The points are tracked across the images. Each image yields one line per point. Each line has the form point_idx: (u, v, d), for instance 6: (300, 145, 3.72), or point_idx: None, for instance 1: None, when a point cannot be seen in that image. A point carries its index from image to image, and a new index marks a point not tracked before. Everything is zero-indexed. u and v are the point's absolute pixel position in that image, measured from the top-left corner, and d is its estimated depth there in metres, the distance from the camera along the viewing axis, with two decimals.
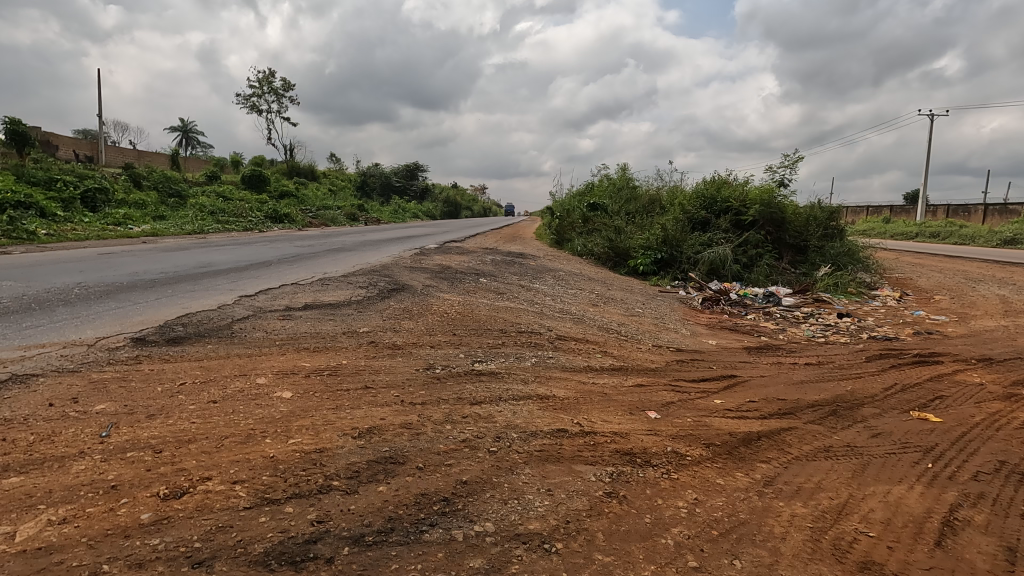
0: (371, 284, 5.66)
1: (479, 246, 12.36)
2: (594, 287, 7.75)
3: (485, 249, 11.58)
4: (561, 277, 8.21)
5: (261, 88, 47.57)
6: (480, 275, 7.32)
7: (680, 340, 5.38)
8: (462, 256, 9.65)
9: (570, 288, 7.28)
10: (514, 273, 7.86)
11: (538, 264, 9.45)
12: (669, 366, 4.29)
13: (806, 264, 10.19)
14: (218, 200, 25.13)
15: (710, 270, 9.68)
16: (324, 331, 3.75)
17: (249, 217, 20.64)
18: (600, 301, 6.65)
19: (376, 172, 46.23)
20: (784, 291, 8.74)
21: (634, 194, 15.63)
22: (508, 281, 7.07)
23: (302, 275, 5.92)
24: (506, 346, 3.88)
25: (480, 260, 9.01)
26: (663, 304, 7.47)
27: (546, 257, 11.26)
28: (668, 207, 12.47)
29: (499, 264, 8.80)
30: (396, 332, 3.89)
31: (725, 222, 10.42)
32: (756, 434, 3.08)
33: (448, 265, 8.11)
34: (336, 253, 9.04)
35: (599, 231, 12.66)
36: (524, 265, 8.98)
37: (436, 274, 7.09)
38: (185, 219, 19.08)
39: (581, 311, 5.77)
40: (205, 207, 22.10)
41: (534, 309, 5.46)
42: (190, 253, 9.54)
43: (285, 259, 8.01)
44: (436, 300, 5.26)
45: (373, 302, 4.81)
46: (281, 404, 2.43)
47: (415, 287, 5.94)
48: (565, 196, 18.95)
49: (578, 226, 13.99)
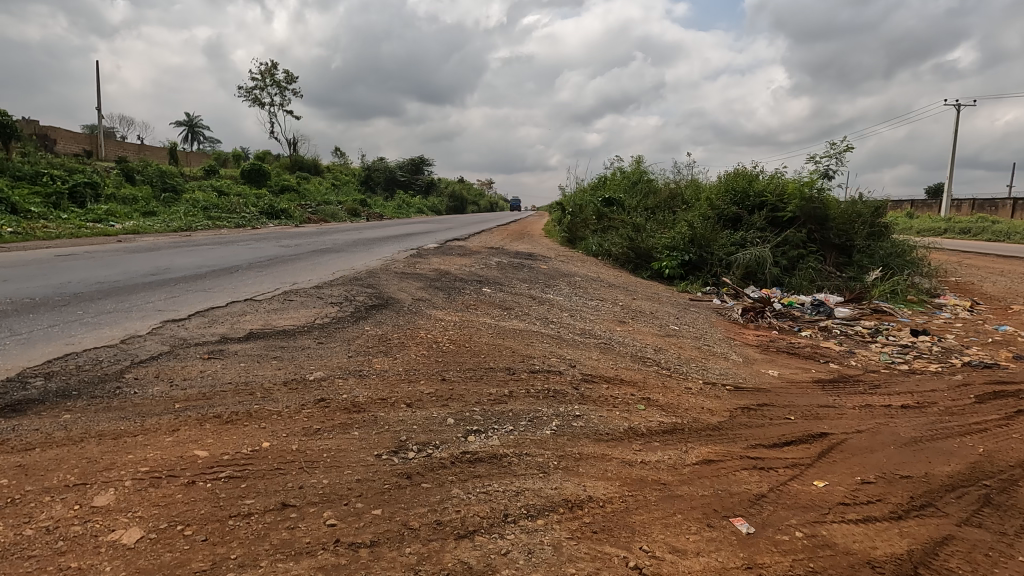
0: (346, 300, 4.55)
1: (484, 246, 11.25)
2: (616, 296, 6.66)
3: (490, 249, 10.49)
4: (576, 283, 7.12)
5: (263, 80, 46.50)
6: (482, 283, 6.22)
7: (734, 373, 4.25)
8: (465, 257, 8.55)
9: (590, 298, 6.19)
10: (523, 279, 6.78)
11: (550, 268, 8.36)
12: (736, 422, 3.15)
13: (853, 267, 9.00)
14: (214, 194, 24.23)
15: (745, 274, 8.55)
16: (256, 381, 2.64)
17: (244, 212, 19.67)
18: (628, 316, 5.53)
19: (380, 167, 45.22)
20: (834, 299, 7.60)
21: (652, 188, 14.48)
22: (516, 291, 5.98)
23: (264, 286, 4.85)
24: (514, 400, 2.78)
25: (484, 262, 7.91)
26: (699, 317, 6.36)
27: (558, 258, 10.13)
28: (693, 203, 11.32)
29: (505, 267, 7.72)
30: (361, 380, 2.78)
31: (761, 219, 9.25)
32: (908, 562, 1.96)
33: (447, 270, 7.03)
34: (321, 256, 7.98)
35: (615, 228, 11.54)
36: (534, 269, 7.86)
37: (432, 282, 6.01)
38: (175, 214, 18.12)
39: (607, 333, 4.67)
40: (197, 203, 21.09)
41: (549, 332, 4.34)
42: (159, 255, 8.50)
43: (258, 263, 6.96)
44: (425, 322, 4.13)
45: (341, 329, 3.70)
46: (109, 565, 1.35)
47: (403, 302, 4.85)
48: (577, 191, 17.74)
49: (591, 223, 12.82)
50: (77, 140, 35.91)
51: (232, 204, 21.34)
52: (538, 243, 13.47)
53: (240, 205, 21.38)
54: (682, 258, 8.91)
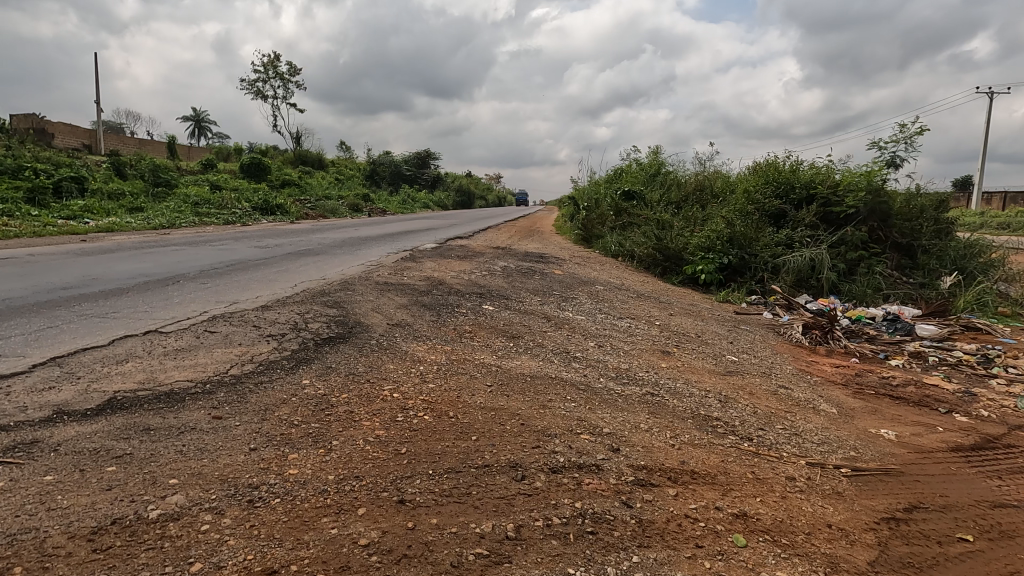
0: (292, 330, 3.31)
1: (489, 246, 10.03)
2: (649, 312, 5.42)
3: (497, 250, 9.27)
4: (598, 294, 5.89)
5: (266, 73, 45.38)
6: (484, 297, 4.98)
7: (838, 439, 2.97)
8: (465, 261, 7.32)
9: (619, 315, 4.96)
10: (535, 290, 5.54)
11: (565, 273, 7.11)
12: (897, 560, 1.88)
13: (922, 271, 7.67)
14: (210, 190, 23.21)
15: (796, 280, 7.26)
16: (39, 530, 1.40)
17: (236, 208, 18.59)
18: (671, 343, 4.27)
19: (386, 161, 44.09)
20: (910, 312, 6.31)
21: (675, 181, 13.20)
22: (527, 307, 4.75)
23: (192, 309, 3.65)
24: (524, 552, 1.54)
25: (487, 267, 6.66)
26: (755, 339, 5.09)
27: (574, 260, 8.86)
28: (725, 197, 10.02)
29: (514, 273, 6.48)
30: (248, 514, 1.54)
31: (810, 216, 7.94)
32: None
33: (443, 279, 5.81)
34: (296, 260, 6.79)
35: (637, 226, 10.26)
36: (548, 275, 6.61)
37: (421, 296, 4.78)
38: (163, 211, 17.05)
39: (651, 375, 3.42)
40: (188, 198, 19.99)
41: (574, 378, 3.09)
42: (111, 258, 7.32)
43: (214, 270, 5.76)
44: (395, 367, 2.88)
45: (264, 386, 2.46)
46: None
47: (375, 328, 3.63)
48: (590, 185, 16.43)
49: (608, 220, 11.53)
50: (75, 134, 35.05)
51: (225, 199, 20.20)
52: (549, 242, 12.20)
53: (233, 200, 20.25)
54: (720, 261, 7.60)
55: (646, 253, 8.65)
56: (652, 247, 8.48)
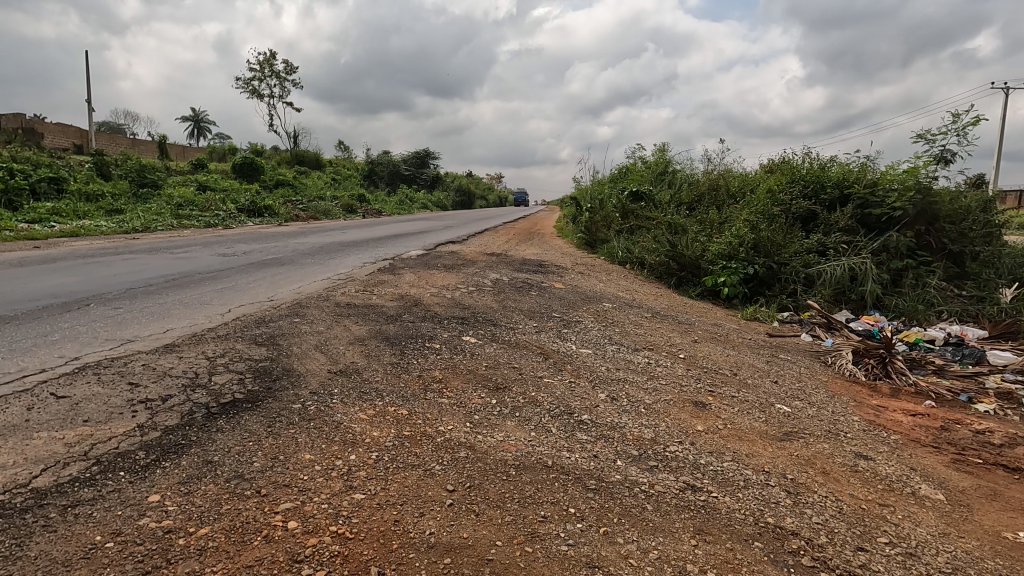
0: (184, 389, 2.36)
1: (484, 252, 9.10)
2: (669, 338, 4.47)
3: (492, 258, 8.33)
4: (607, 315, 4.93)
5: (261, 71, 44.50)
6: (465, 324, 4.02)
7: (972, 559, 2.00)
8: (452, 272, 6.37)
9: (636, 346, 4.00)
10: (530, 312, 4.58)
11: (567, 286, 6.17)
12: None
13: (977, 283, 6.68)
14: (199, 190, 22.38)
15: (834, 294, 6.29)
16: None
17: (222, 210, 17.71)
18: (704, 389, 3.30)
19: (384, 161, 43.24)
20: (974, 334, 5.33)
21: (685, 180, 12.25)
22: (519, 338, 3.79)
23: (64, 352, 2.71)
24: None
25: (475, 281, 5.70)
26: (803, 374, 4.12)
27: (577, 269, 7.90)
28: (745, 197, 9.06)
29: (507, 288, 5.52)
30: None
31: (846, 219, 6.97)
32: None
33: (421, 297, 4.85)
34: (256, 272, 5.87)
35: (647, 229, 9.31)
36: (547, 290, 5.65)
37: (385, 325, 3.82)
38: (143, 213, 16.20)
39: (688, 448, 2.45)
40: (171, 200, 19.09)
41: (579, 465, 2.12)
42: (47, 269, 6.40)
43: (148, 287, 4.83)
44: (309, 459, 1.91)
45: (74, 515, 1.50)
46: None
47: (311, 379, 2.68)
48: (593, 185, 15.45)
49: (613, 222, 10.56)
50: (65, 134, 34.27)
51: (210, 200, 19.30)
52: (550, 247, 11.23)
53: (219, 201, 19.33)
54: (744, 272, 6.64)
55: (658, 261, 7.68)
56: (666, 254, 7.52)
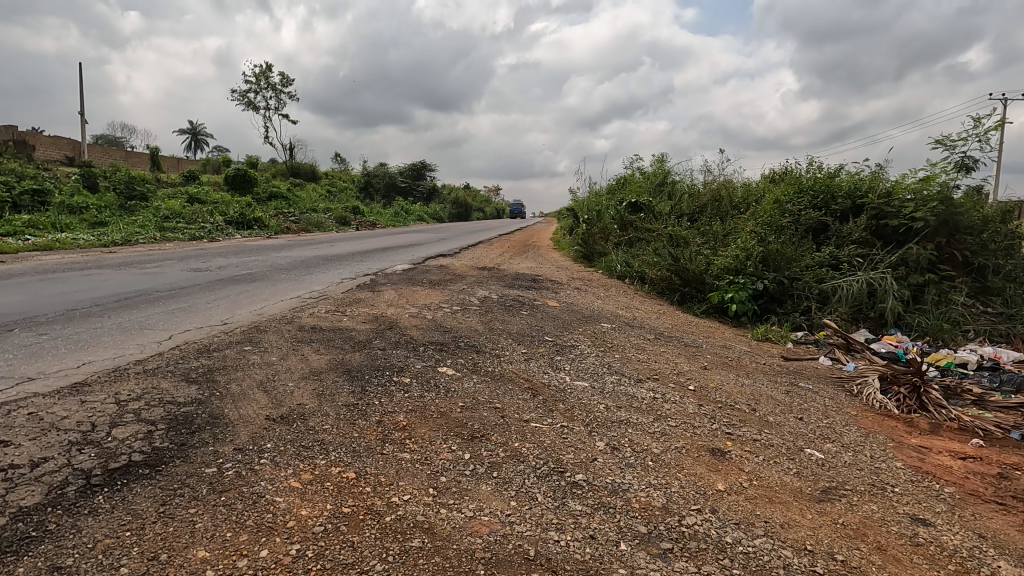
0: (69, 449, 1.86)
1: (475, 266, 8.62)
2: (676, 364, 3.97)
3: (483, 272, 7.85)
4: (606, 337, 4.44)
5: (257, 84, 44.28)
6: (444, 351, 3.51)
7: None
8: (437, 289, 5.88)
9: (639, 377, 3.50)
10: (520, 336, 4.08)
11: (562, 303, 5.68)
12: None
13: (1004, 299, 6.19)
14: (188, 202, 21.96)
15: (851, 312, 5.81)
16: None
17: (209, 222, 17.25)
18: (721, 432, 2.80)
19: (380, 173, 42.96)
20: (1010, 356, 4.85)
21: (685, 191, 11.83)
22: (505, 369, 3.29)
23: None
24: None
25: (461, 299, 5.21)
26: (829, 407, 3.62)
27: (573, 284, 7.41)
28: (750, 208, 8.63)
29: (496, 306, 5.03)
30: None
31: (861, 231, 6.51)
32: None
33: (400, 318, 4.35)
34: (222, 289, 5.37)
35: (647, 242, 8.86)
36: (540, 309, 5.15)
37: (350, 353, 3.31)
38: (128, 225, 15.75)
39: (709, 522, 1.94)
40: (159, 212, 18.64)
41: (568, 556, 1.62)
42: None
43: (94, 307, 4.32)
44: (200, 560, 1.41)
45: None
46: None
47: (242, 428, 2.18)
48: (590, 197, 15.01)
49: (611, 234, 10.09)
50: (57, 146, 33.95)
51: (198, 213, 18.81)
52: (545, 260, 10.75)
53: (207, 214, 18.84)
54: (753, 288, 6.15)
55: (659, 276, 7.20)
56: (668, 268, 7.05)
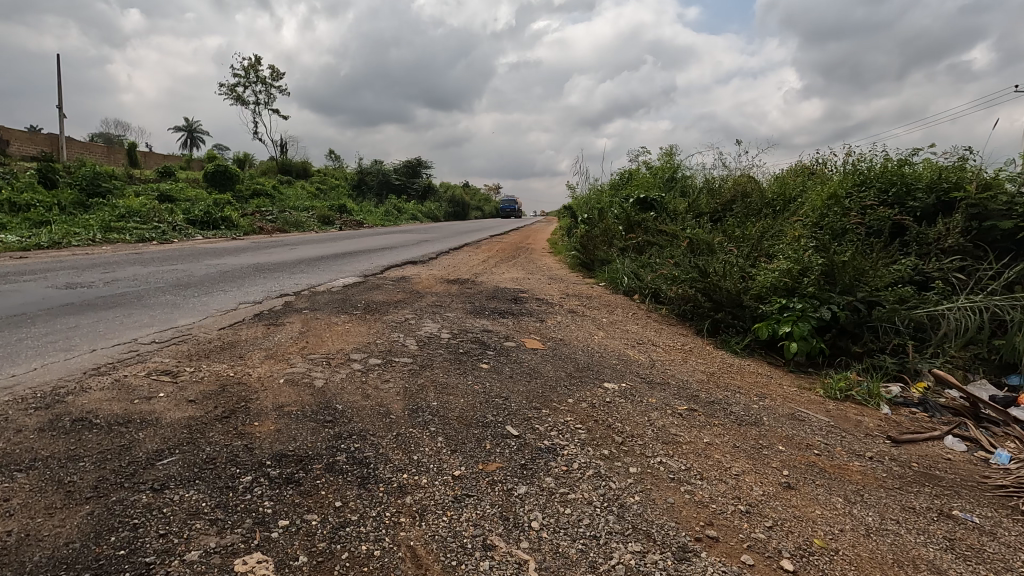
0: None
1: (446, 279, 6.85)
2: (740, 486, 2.20)
3: (453, 289, 6.10)
4: (612, 419, 2.67)
5: (245, 77, 42.70)
6: (286, 491, 1.74)
7: None
8: (370, 319, 4.11)
9: (680, 542, 1.73)
10: (460, 430, 2.31)
11: (547, 343, 3.92)
12: None
13: None
14: (156, 199, 20.25)
15: (963, 354, 4.05)
16: None
17: (169, 222, 15.54)
18: None
19: (374, 170, 41.31)
20: None
21: (704, 186, 10.07)
22: (397, 548, 1.53)
23: None
24: None
25: (393, 341, 3.44)
26: None
27: (568, 306, 5.65)
28: (791, 208, 6.89)
29: (442, 355, 3.26)
30: None
31: (958, 236, 4.74)
32: None
33: (266, 387, 2.59)
34: (41, 323, 3.61)
35: (662, 248, 7.11)
36: (512, 359, 3.38)
37: (66, 513, 1.54)
38: (73, 225, 14.04)
39: None
40: (116, 210, 16.95)
41: None
42: None
43: None
44: None
45: None
46: None
47: None
48: (591, 194, 13.20)
49: (617, 238, 8.31)
50: (32, 141, 32.35)
51: (160, 211, 17.10)
52: (537, 268, 8.97)
53: (169, 212, 17.12)
54: (817, 317, 4.38)
55: (681, 296, 5.43)
56: (693, 287, 5.28)
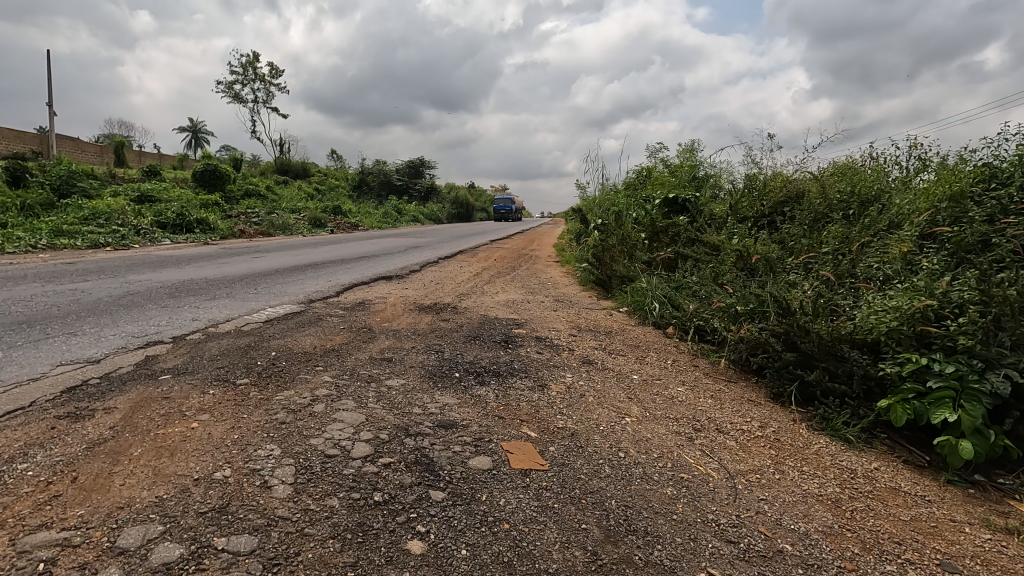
0: None
1: (420, 306, 5.23)
2: None
3: (424, 324, 4.47)
4: None
5: (243, 74, 41.47)
6: None
7: None
8: (256, 398, 2.47)
9: None
10: None
11: (550, 449, 2.28)
12: None
13: None
14: (131, 200, 18.78)
15: None
16: None
17: (134, 224, 14.03)
18: None
19: (374, 171, 39.91)
20: None
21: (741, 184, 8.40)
22: None
23: None
24: None
25: (252, 472, 1.79)
26: None
27: (582, 352, 4.00)
28: (875, 214, 5.22)
29: (334, 515, 1.61)
30: None
31: None
32: None
33: None
34: None
35: (704, 266, 5.46)
36: (478, 513, 1.72)
37: None
38: (22, 227, 12.57)
39: None
40: (82, 210, 15.49)
41: None
42: None
43: None
44: None
45: None
46: None
47: None
48: (604, 195, 11.49)
49: (640, 250, 6.63)
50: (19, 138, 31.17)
51: (128, 212, 15.58)
52: (541, 284, 7.33)
53: (140, 214, 15.62)
54: (989, 392, 2.68)
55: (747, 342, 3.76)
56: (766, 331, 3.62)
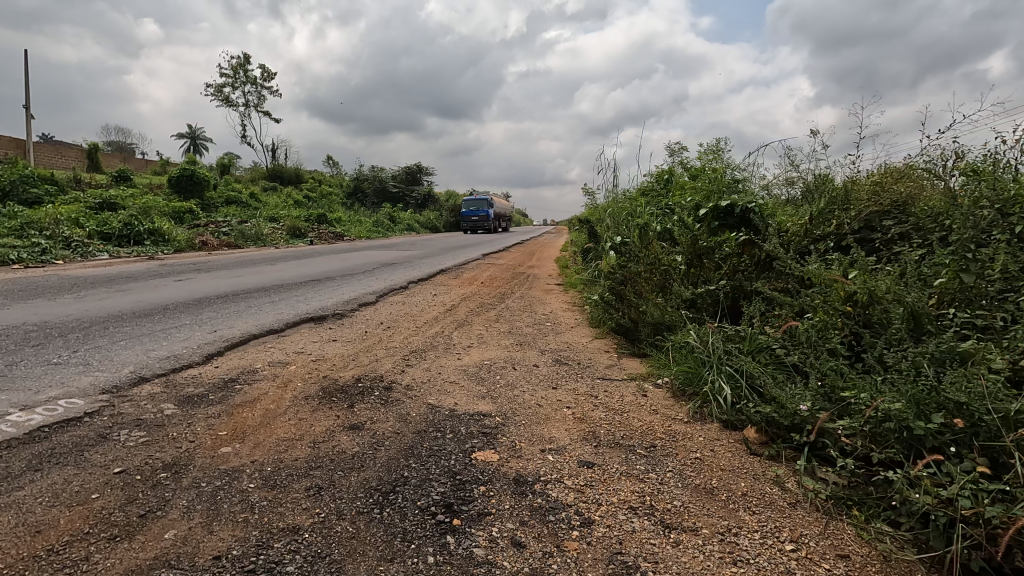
0: None
1: (330, 384, 3.18)
2: None
3: (308, 440, 2.42)
4: None
5: (233, 76, 39.96)
6: None
7: None
8: None
9: None
10: None
11: None
12: None
13: None
14: (85, 207, 16.89)
15: None
16: None
17: (67, 236, 12.09)
18: None
19: (369, 177, 38.21)
20: None
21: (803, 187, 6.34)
22: None
23: None
24: None
25: None
26: None
27: (604, 531, 1.92)
28: None
29: None
30: None
31: None
32: None
33: None
34: None
35: (798, 321, 3.40)
36: None
37: None
38: None
39: None
40: (17, 218, 13.57)
41: None
42: None
43: None
44: None
45: None
46: None
47: None
48: (615, 202, 9.48)
49: (677, 283, 4.54)
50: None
51: (68, 222, 13.61)
52: (537, 327, 5.29)
53: (83, 224, 13.71)
54: None
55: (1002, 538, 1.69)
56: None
